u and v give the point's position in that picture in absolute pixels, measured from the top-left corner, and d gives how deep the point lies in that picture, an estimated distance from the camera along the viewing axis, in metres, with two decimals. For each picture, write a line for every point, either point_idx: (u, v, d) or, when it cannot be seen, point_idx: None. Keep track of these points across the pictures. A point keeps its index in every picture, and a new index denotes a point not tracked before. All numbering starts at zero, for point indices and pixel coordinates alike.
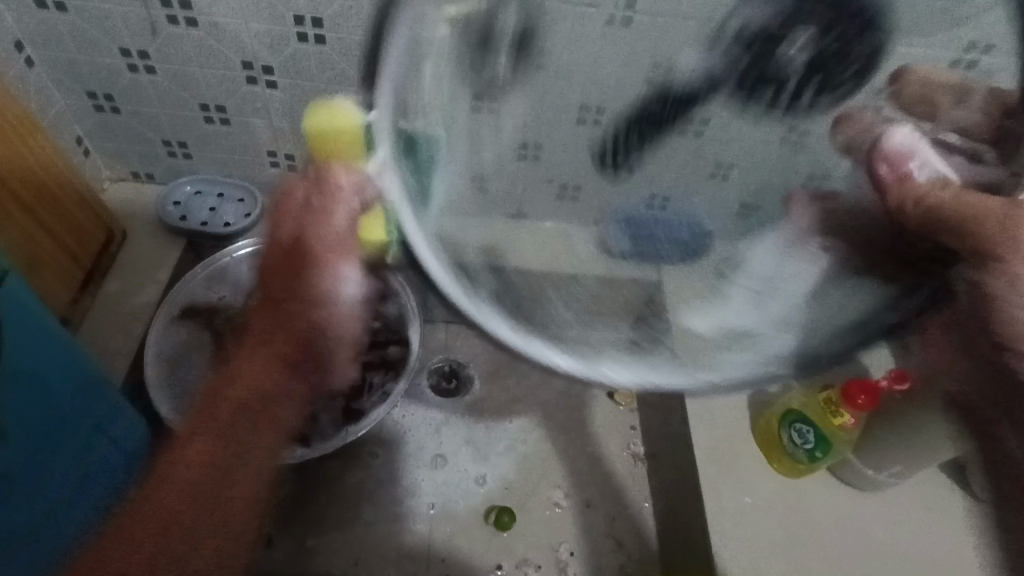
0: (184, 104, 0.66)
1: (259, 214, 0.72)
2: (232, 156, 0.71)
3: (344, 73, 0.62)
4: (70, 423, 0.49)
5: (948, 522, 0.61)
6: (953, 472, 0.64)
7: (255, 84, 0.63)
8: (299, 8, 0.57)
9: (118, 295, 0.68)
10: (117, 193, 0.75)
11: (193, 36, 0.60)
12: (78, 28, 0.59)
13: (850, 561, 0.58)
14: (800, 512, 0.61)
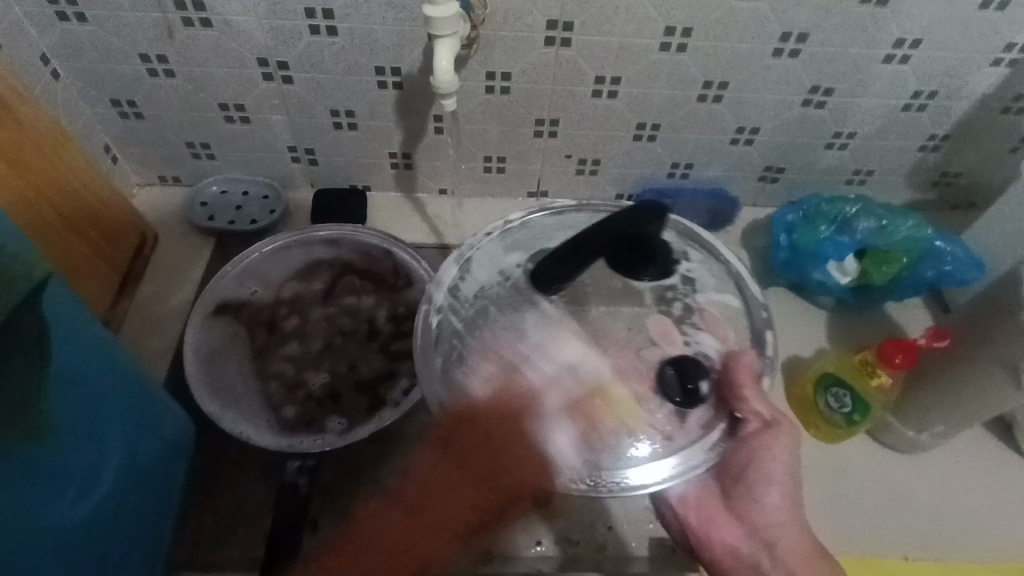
0: (205, 106, 0.67)
1: (285, 209, 0.75)
2: (255, 154, 0.73)
3: (357, 63, 0.63)
4: (114, 421, 0.49)
5: (990, 474, 0.61)
6: (995, 427, 0.63)
7: (271, 81, 0.65)
8: (309, 1, 0.57)
9: (154, 296, 0.71)
10: (146, 198, 0.77)
11: (208, 36, 0.60)
12: (98, 37, 0.61)
13: (892, 526, 0.58)
14: (843, 473, 0.61)
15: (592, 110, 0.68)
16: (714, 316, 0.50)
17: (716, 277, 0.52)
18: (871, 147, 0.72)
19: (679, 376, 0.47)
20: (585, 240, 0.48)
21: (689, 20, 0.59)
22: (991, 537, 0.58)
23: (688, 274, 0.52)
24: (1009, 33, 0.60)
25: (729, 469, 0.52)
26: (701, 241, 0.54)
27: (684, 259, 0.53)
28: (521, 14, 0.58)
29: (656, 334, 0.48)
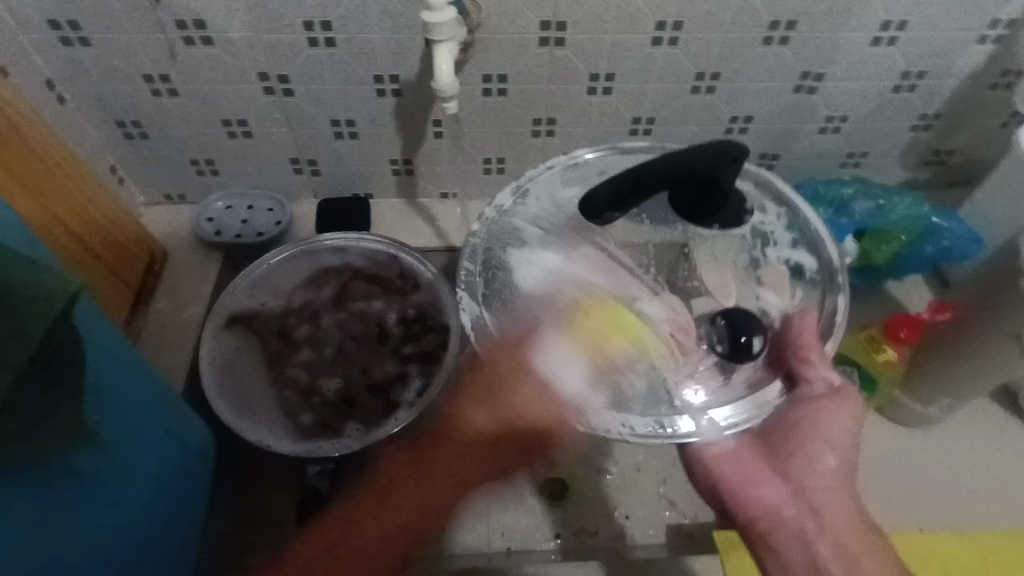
0: (209, 123, 0.69)
1: (290, 221, 0.76)
2: (258, 168, 0.74)
3: (357, 73, 0.64)
4: (143, 432, 0.50)
5: (1002, 446, 0.62)
6: (1004, 399, 0.64)
7: (272, 94, 0.66)
8: (307, 15, 0.58)
9: (165, 312, 0.71)
10: (153, 216, 0.78)
11: (210, 54, 0.61)
12: (101, 60, 0.61)
13: (915, 498, 0.59)
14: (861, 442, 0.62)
15: (587, 108, 0.69)
16: (775, 271, 0.51)
17: (788, 231, 0.53)
18: (863, 130, 0.74)
19: (730, 328, 0.47)
20: (648, 174, 0.49)
21: (680, 14, 0.60)
22: (1007, 507, 0.59)
23: (757, 224, 0.53)
24: (994, 10, 0.61)
25: (779, 432, 0.50)
26: (780, 192, 0.55)
27: (759, 209, 0.54)
28: (515, 16, 0.59)
29: (712, 288, 0.50)
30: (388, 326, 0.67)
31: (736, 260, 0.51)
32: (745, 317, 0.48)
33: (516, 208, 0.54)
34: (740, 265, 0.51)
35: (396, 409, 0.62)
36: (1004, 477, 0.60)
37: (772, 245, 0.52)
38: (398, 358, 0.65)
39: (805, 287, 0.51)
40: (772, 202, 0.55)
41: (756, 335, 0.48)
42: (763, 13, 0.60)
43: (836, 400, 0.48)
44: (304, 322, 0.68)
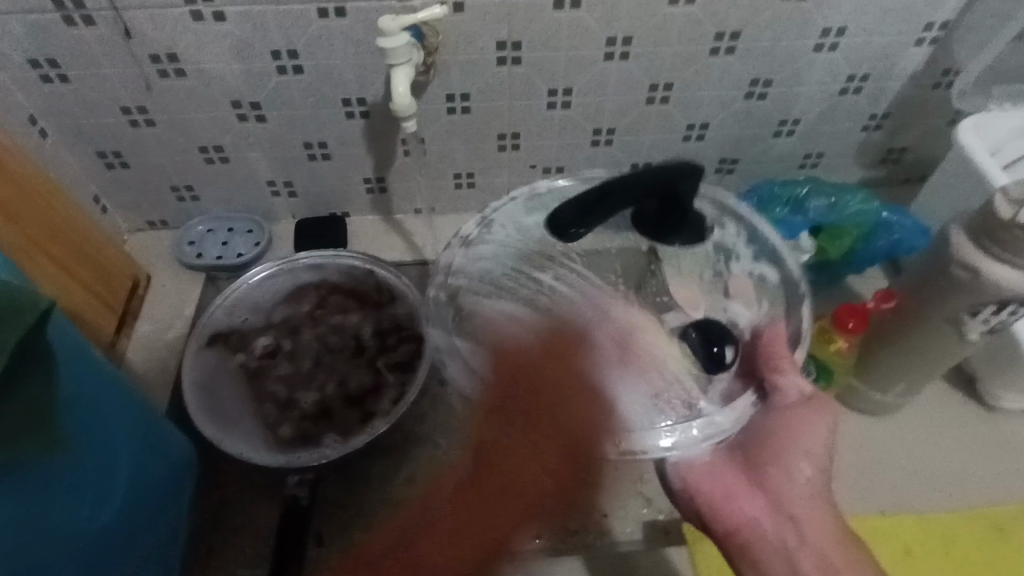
0: (186, 150, 0.71)
1: (269, 241, 0.79)
2: (236, 192, 0.77)
3: (325, 97, 0.67)
4: (121, 444, 0.52)
5: (962, 432, 0.64)
6: (962, 384, 0.67)
7: (245, 120, 0.69)
8: (274, 44, 0.61)
9: (149, 334, 0.74)
10: (136, 242, 0.81)
11: (183, 85, 0.64)
12: (80, 95, 0.64)
13: (881, 485, 0.62)
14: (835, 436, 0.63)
15: (550, 121, 0.72)
16: (744, 283, 0.54)
17: (750, 247, 0.57)
18: (816, 132, 0.77)
19: (702, 338, 0.50)
20: (606, 188, 0.52)
21: (629, 30, 0.63)
22: (967, 491, 0.61)
23: (719, 241, 0.57)
24: (928, 14, 0.64)
25: (755, 446, 0.51)
26: (736, 211, 0.59)
27: (720, 226, 0.58)
28: (472, 37, 0.62)
29: (682, 302, 0.53)
30: (364, 339, 0.70)
31: (703, 274, 0.54)
32: (717, 330, 0.50)
33: (482, 236, 0.58)
34: (706, 279, 0.54)
35: (372, 418, 0.64)
36: (972, 465, 0.62)
37: (735, 262, 0.56)
38: (374, 369, 0.67)
39: (770, 299, 0.55)
40: (729, 220, 0.59)
41: (728, 345, 0.50)
42: (708, 25, 0.63)
43: (810, 407, 0.50)
44: (284, 338, 0.70)
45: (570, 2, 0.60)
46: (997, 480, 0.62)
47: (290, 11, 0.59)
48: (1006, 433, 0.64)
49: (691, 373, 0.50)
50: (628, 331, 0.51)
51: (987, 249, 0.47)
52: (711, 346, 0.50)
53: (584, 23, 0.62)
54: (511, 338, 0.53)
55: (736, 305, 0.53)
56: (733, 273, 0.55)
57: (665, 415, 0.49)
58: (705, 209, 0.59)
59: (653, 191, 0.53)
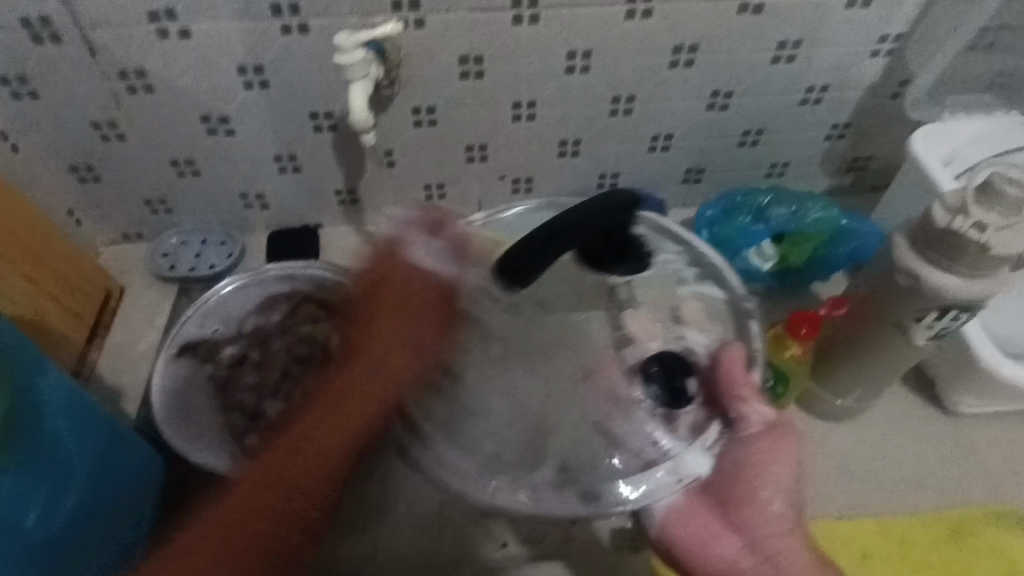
0: (158, 163, 0.73)
1: (241, 253, 0.79)
2: (209, 204, 0.78)
3: (292, 111, 0.68)
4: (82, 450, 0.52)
5: (929, 441, 0.65)
6: (923, 389, 0.67)
7: (215, 134, 0.70)
8: (240, 60, 0.63)
9: (121, 345, 0.74)
10: (111, 255, 0.81)
11: (152, 100, 0.66)
12: (50, 110, 0.66)
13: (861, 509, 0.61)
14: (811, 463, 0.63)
15: (515, 133, 0.74)
16: (695, 309, 0.55)
17: (694, 268, 0.58)
18: (780, 142, 0.78)
19: (663, 375, 0.51)
20: (561, 228, 0.45)
21: (588, 44, 0.64)
22: (939, 504, 0.62)
23: (664, 265, 0.57)
24: (882, 27, 0.66)
25: (726, 479, 0.52)
26: (675, 231, 0.59)
27: (663, 250, 0.58)
28: (434, 52, 0.63)
29: (640, 335, 0.53)
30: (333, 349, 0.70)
31: (658, 301, 0.55)
32: (676, 367, 0.51)
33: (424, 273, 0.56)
34: (660, 307, 0.54)
35: None
36: (940, 476, 0.63)
37: (681, 285, 0.56)
38: None
39: (722, 320, 0.56)
40: (669, 242, 0.59)
41: (687, 379, 0.51)
42: (665, 39, 0.65)
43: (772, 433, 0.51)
44: (254, 347, 0.71)
45: (529, 17, 0.62)
46: (966, 491, 0.62)
47: (254, 28, 0.60)
48: (966, 438, 0.65)
49: (654, 415, 0.50)
50: (591, 374, 0.51)
51: (924, 255, 0.48)
52: (670, 387, 0.51)
53: (544, 38, 0.64)
54: (477, 362, 0.51)
55: (690, 334, 0.54)
56: (682, 297, 0.55)
57: (634, 455, 0.49)
58: (642, 230, 0.59)
59: (605, 228, 0.48)
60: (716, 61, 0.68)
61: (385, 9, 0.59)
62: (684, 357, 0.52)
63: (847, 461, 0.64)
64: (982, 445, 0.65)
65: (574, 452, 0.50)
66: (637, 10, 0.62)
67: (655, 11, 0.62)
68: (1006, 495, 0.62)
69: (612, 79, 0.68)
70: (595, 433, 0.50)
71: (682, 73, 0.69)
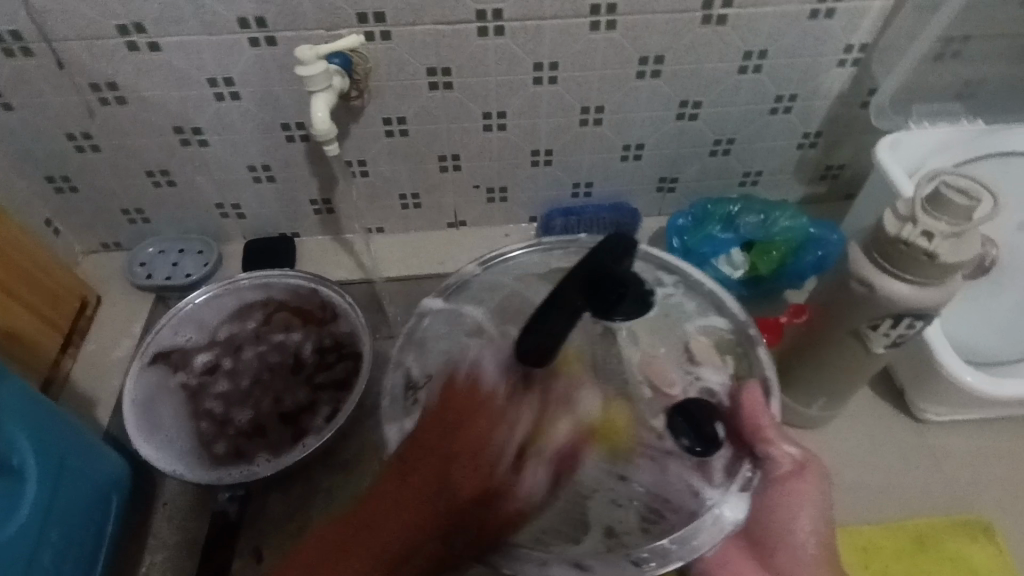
0: (134, 174, 0.73)
1: (218, 261, 0.80)
2: (186, 214, 0.79)
3: (265, 122, 0.69)
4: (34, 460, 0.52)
5: (900, 447, 0.66)
6: (892, 396, 0.68)
7: (189, 144, 0.71)
8: (210, 72, 0.64)
9: (97, 353, 0.75)
10: (90, 263, 0.82)
11: (125, 111, 0.67)
12: (26, 121, 0.67)
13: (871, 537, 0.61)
14: None
15: (487, 143, 0.74)
16: (704, 342, 0.51)
17: (693, 299, 0.53)
18: (751, 152, 0.78)
19: (689, 421, 0.46)
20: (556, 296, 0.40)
21: (554, 55, 0.65)
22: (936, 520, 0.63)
23: (666, 301, 0.53)
24: (846, 37, 0.66)
25: (762, 525, 0.48)
26: (666, 261, 0.55)
27: (657, 283, 0.54)
28: (402, 63, 0.64)
29: (654, 379, 0.48)
30: (304, 356, 0.71)
31: (667, 343, 0.50)
32: (699, 411, 0.47)
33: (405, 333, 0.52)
34: (669, 350, 0.50)
35: (304, 436, 0.65)
36: (922, 486, 0.64)
37: (685, 319, 0.52)
38: (310, 386, 0.69)
39: (735, 346, 0.51)
40: (663, 274, 0.54)
41: (716, 422, 0.47)
42: (631, 50, 0.66)
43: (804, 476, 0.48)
44: (227, 355, 0.71)
45: (494, 29, 0.62)
46: (951, 500, 0.64)
47: (223, 40, 0.61)
48: (932, 440, 0.66)
49: (688, 468, 0.46)
50: (606, 427, 0.46)
51: (879, 265, 0.49)
52: (698, 433, 0.46)
53: (511, 49, 0.64)
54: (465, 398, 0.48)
55: (707, 368, 0.50)
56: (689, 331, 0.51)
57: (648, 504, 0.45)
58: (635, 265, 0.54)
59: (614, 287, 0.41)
60: (683, 71, 0.68)
61: (350, 22, 0.60)
62: (706, 399, 0.48)
63: (845, 497, 0.64)
64: (953, 449, 0.66)
65: (615, 516, 0.44)
66: (601, 21, 0.63)
67: (618, 23, 0.63)
68: (983, 495, 0.64)
69: (580, 89, 0.69)
70: (620, 489, 0.45)
71: (650, 83, 0.69)
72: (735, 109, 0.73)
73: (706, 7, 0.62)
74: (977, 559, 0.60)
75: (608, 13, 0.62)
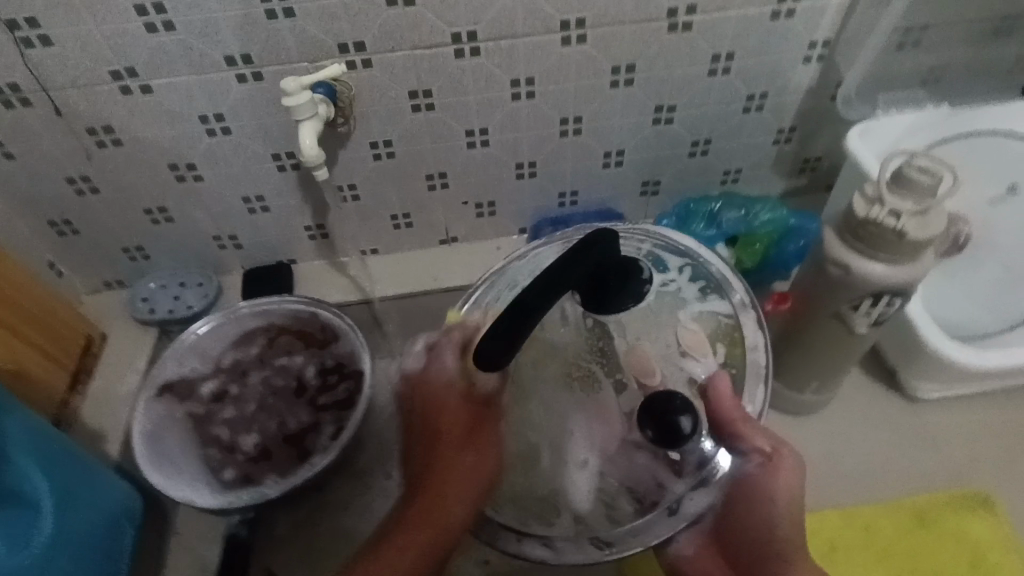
0: (132, 212, 0.76)
1: (218, 292, 0.82)
2: (184, 248, 0.81)
3: (256, 153, 0.71)
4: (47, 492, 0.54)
5: (891, 427, 0.67)
6: (884, 377, 0.70)
7: (184, 180, 0.73)
8: (201, 109, 0.66)
9: (103, 389, 0.77)
10: (93, 303, 0.84)
11: (121, 152, 0.69)
12: (27, 169, 0.69)
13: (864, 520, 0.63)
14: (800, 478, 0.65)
15: (472, 160, 0.77)
16: (693, 334, 0.51)
17: (693, 284, 0.54)
18: (729, 151, 0.81)
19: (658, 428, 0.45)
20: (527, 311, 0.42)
21: (529, 71, 0.68)
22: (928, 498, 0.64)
23: (663, 289, 0.53)
24: (809, 34, 0.69)
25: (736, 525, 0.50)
26: (667, 244, 0.56)
27: (659, 270, 0.55)
28: (384, 88, 0.67)
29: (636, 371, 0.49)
30: (307, 379, 0.73)
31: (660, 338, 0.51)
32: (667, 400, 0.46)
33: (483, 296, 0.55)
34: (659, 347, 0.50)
35: (309, 456, 0.68)
36: (913, 465, 0.65)
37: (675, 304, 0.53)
38: (314, 408, 0.71)
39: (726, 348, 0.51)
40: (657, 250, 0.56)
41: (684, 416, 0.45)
42: (603, 61, 0.68)
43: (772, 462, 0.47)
44: (233, 381, 0.73)
45: (470, 50, 0.65)
46: (941, 478, 0.65)
47: (212, 78, 0.64)
48: (923, 417, 0.68)
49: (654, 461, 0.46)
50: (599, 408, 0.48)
51: (853, 246, 0.50)
52: (664, 425, 0.45)
53: (487, 69, 0.67)
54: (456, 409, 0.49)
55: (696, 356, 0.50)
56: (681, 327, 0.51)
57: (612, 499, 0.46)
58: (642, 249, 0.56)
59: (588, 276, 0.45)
60: (654, 78, 0.71)
61: (332, 52, 0.63)
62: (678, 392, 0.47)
63: (842, 479, 0.65)
64: (944, 426, 0.67)
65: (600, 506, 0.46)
66: (571, 36, 0.65)
67: (589, 37, 0.66)
68: (973, 470, 0.65)
69: (557, 102, 0.72)
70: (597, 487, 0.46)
71: (625, 92, 0.72)
72: (709, 111, 0.76)
73: (671, 16, 0.65)
74: (976, 530, 0.62)
75: (578, 27, 0.65)
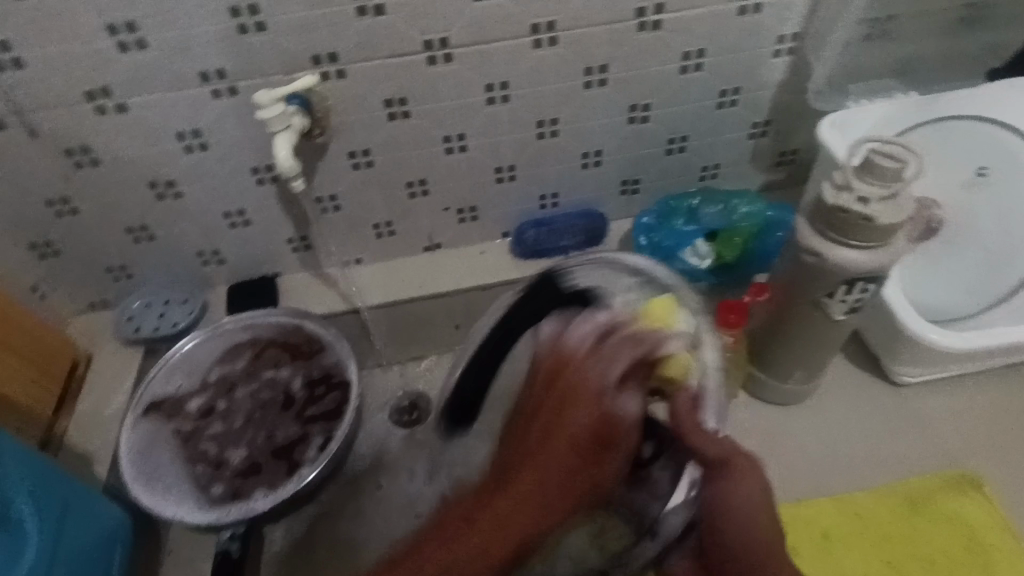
0: (114, 232, 0.76)
1: (203, 308, 0.82)
2: (168, 266, 0.81)
3: (235, 168, 0.72)
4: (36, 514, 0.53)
5: (877, 413, 0.68)
6: (869, 364, 0.70)
7: (164, 198, 0.73)
8: (178, 126, 0.66)
9: (90, 411, 0.76)
10: (78, 325, 0.84)
11: (99, 172, 0.69)
12: (5, 193, 0.69)
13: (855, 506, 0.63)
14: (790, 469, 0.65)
15: (451, 166, 0.77)
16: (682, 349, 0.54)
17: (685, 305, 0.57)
18: (707, 147, 0.81)
19: None
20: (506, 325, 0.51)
21: (502, 75, 0.69)
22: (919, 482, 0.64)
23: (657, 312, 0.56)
24: (777, 28, 0.70)
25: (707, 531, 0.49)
26: None
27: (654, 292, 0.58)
28: (360, 98, 0.67)
29: None
30: (295, 391, 0.73)
31: None
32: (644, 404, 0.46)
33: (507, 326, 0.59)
34: None
35: (298, 468, 0.68)
36: (900, 450, 0.66)
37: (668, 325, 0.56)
38: (302, 420, 0.71)
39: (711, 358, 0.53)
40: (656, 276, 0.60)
41: None
42: (576, 63, 0.69)
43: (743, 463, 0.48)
44: (221, 397, 0.73)
45: (442, 57, 0.66)
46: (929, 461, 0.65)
47: (187, 95, 0.64)
48: (908, 402, 0.68)
49: None
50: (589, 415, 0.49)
51: (826, 234, 0.51)
52: None
53: (461, 74, 0.68)
54: None
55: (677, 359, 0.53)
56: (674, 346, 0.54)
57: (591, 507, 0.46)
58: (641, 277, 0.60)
59: None
60: (627, 78, 0.72)
61: (305, 64, 0.63)
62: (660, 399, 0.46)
63: (832, 467, 0.65)
64: (929, 410, 0.68)
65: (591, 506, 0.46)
66: (543, 39, 0.66)
67: (560, 39, 0.67)
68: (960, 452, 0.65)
69: (533, 105, 0.72)
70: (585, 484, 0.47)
71: (599, 92, 0.72)
72: (684, 108, 0.76)
73: (640, 15, 0.66)
74: (967, 512, 0.62)
75: (549, 30, 0.65)
